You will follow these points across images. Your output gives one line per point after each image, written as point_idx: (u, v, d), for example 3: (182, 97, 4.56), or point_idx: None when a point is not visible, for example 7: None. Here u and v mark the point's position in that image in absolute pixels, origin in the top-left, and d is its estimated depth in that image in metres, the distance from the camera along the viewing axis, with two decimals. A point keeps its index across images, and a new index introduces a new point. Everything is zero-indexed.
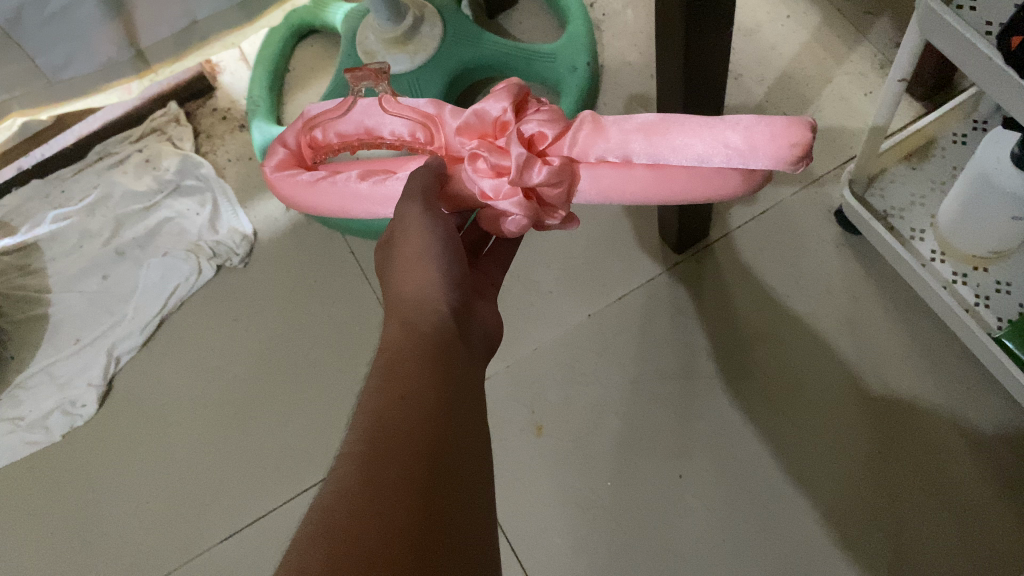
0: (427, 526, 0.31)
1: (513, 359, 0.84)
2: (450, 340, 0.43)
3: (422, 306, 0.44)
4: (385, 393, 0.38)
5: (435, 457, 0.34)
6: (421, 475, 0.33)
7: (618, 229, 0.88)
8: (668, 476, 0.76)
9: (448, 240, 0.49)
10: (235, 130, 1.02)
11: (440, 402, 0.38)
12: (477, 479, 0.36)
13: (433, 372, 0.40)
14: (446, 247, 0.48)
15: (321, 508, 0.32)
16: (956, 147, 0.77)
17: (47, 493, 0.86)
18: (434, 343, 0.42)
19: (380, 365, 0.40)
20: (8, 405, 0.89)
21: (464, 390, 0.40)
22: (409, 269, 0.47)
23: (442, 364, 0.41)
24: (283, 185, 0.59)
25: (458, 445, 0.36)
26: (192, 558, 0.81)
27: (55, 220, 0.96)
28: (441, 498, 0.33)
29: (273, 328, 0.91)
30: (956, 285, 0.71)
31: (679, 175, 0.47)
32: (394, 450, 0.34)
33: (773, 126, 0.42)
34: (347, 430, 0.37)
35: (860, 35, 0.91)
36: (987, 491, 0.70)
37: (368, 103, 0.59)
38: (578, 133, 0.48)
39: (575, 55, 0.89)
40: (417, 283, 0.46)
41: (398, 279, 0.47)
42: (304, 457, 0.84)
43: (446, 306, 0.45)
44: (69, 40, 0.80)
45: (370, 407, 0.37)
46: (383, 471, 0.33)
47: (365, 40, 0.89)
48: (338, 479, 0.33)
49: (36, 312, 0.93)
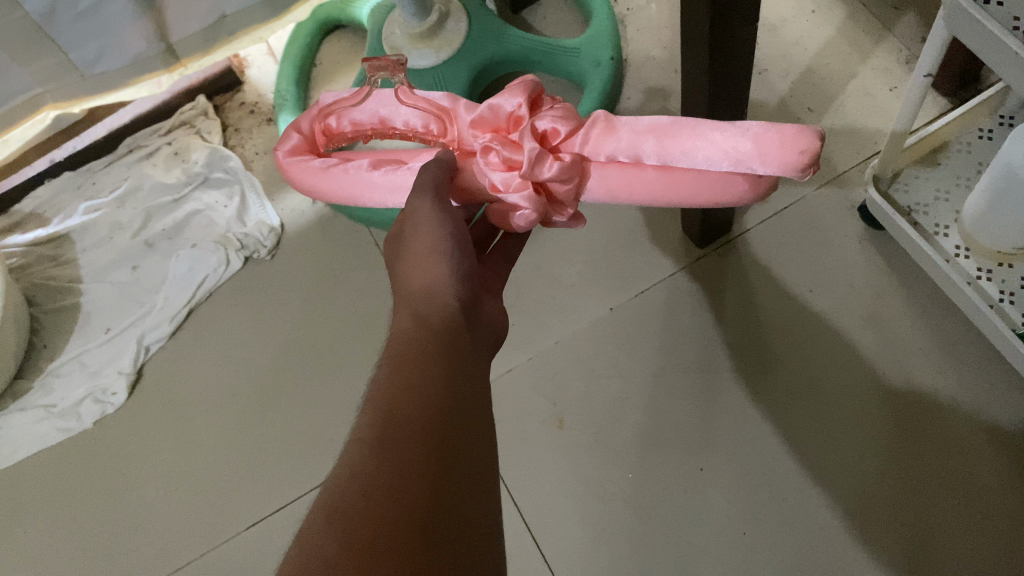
0: (438, 507, 0.33)
1: (534, 352, 0.85)
2: (459, 333, 0.44)
3: (430, 299, 0.45)
4: (396, 380, 0.39)
5: (443, 442, 0.36)
6: (430, 457, 0.35)
7: (641, 225, 0.88)
8: (690, 470, 0.77)
9: (457, 234, 0.49)
10: (262, 124, 1.03)
11: (449, 390, 0.39)
12: (484, 462, 0.37)
13: (441, 361, 0.41)
14: (454, 240, 0.48)
15: (336, 486, 0.33)
16: (982, 142, 0.77)
17: (77, 478, 0.88)
18: (443, 332, 0.43)
19: (391, 357, 0.41)
20: (39, 393, 0.90)
21: (470, 377, 0.41)
22: (420, 262, 0.47)
23: (451, 353, 0.42)
24: (294, 170, 0.59)
25: (466, 430, 0.38)
26: (219, 544, 0.82)
27: (86, 212, 0.98)
28: (449, 481, 0.34)
29: (299, 319, 0.92)
30: (980, 281, 0.71)
31: (687, 179, 0.47)
32: (404, 435, 0.35)
33: (783, 133, 0.43)
34: (360, 415, 0.38)
35: (885, 30, 0.91)
36: (1007, 489, 0.70)
37: (384, 93, 0.60)
38: (590, 132, 0.49)
39: (599, 49, 0.89)
40: (427, 274, 0.47)
41: (409, 272, 0.48)
42: (329, 446, 0.85)
43: (456, 299, 0.46)
44: (100, 35, 0.81)
45: (383, 393, 0.38)
46: (394, 455, 0.34)
47: (391, 35, 0.91)
48: (350, 461, 0.34)
49: (67, 302, 0.95)
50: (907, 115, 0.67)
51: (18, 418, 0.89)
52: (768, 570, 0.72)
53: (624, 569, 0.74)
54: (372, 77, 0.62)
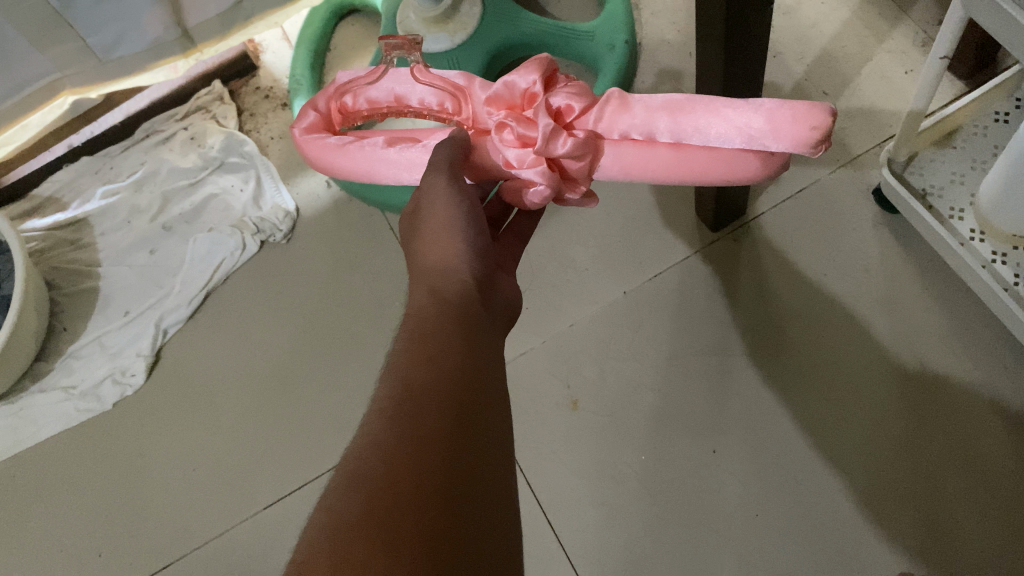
0: (457, 474, 0.33)
1: (549, 335, 0.86)
2: (474, 309, 0.44)
3: (447, 275, 0.46)
4: (413, 355, 0.39)
5: (462, 415, 0.36)
6: (448, 427, 0.35)
7: (655, 208, 0.88)
8: (704, 452, 0.77)
9: (473, 212, 0.50)
10: (277, 108, 1.04)
11: (467, 366, 0.39)
12: (499, 435, 0.38)
13: (458, 336, 0.41)
14: (469, 217, 0.49)
15: (356, 456, 0.34)
16: (998, 126, 0.76)
17: (97, 459, 0.89)
18: (459, 307, 0.44)
19: (409, 331, 0.42)
20: (61, 374, 0.92)
21: (487, 354, 0.42)
22: (436, 239, 0.48)
23: (467, 328, 0.43)
24: (310, 147, 0.59)
25: (483, 402, 0.38)
26: (238, 523, 0.84)
27: (104, 196, 0.99)
28: (468, 449, 0.35)
29: (316, 302, 0.93)
30: (995, 264, 0.71)
31: (700, 156, 0.48)
32: (424, 406, 0.36)
33: (796, 109, 0.43)
34: (379, 388, 0.38)
35: (901, 13, 0.91)
36: (1020, 470, 0.71)
37: (399, 71, 0.60)
38: (604, 109, 0.49)
39: (613, 32, 0.89)
40: (443, 253, 0.47)
41: (425, 247, 0.48)
42: (345, 428, 0.86)
43: (470, 276, 0.47)
44: (118, 22, 0.82)
45: (401, 368, 0.39)
46: (415, 426, 0.35)
47: (406, 19, 0.92)
48: (370, 432, 0.35)
49: (86, 285, 0.96)
50: (923, 98, 0.67)
51: (39, 400, 0.90)
52: (782, 550, 0.72)
53: (638, 548, 0.75)
54: (387, 56, 0.62)
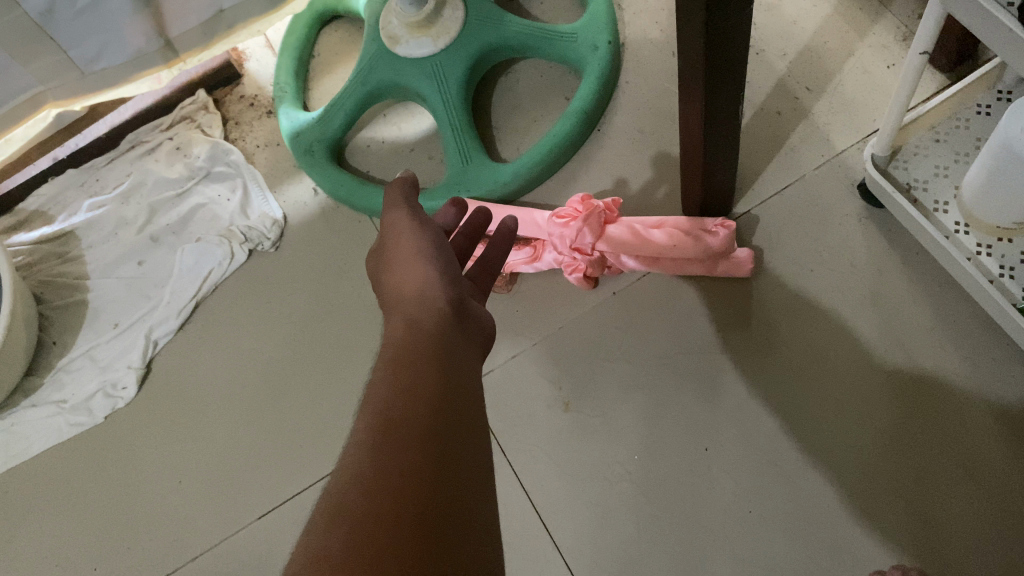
0: (438, 503, 0.34)
1: (540, 338, 0.86)
2: (449, 332, 0.45)
3: (423, 300, 0.47)
4: (392, 376, 0.40)
5: (441, 440, 0.37)
6: (427, 455, 0.35)
7: (642, 207, 0.88)
8: (696, 449, 0.78)
9: (439, 245, 0.54)
10: (262, 116, 1.04)
11: (446, 392, 0.40)
12: (480, 459, 0.38)
13: (435, 361, 0.42)
14: (434, 249, 0.53)
15: (334, 490, 0.34)
16: (980, 118, 0.77)
17: (91, 472, 0.89)
18: (435, 333, 0.44)
19: (387, 358, 0.42)
20: (51, 389, 0.91)
21: (463, 376, 0.42)
22: (409, 269, 0.51)
23: (443, 353, 0.43)
24: None
25: (462, 426, 0.38)
26: (233, 534, 0.84)
27: (91, 209, 0.99)
28: (447, 477, 0.35)
29: (306, 310, 0.93)
30: (980, 257, 0.72)
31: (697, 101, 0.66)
32: (403, 434, 0.36)
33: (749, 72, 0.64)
34: (358, 420, 0.38)
35: (882, 7, 0.91)
36: (1009, 461, 0.71)
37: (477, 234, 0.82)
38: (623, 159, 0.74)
39: (596, 33, 0.90)
40: (416, 280, 0.50)
41: (397, 279, 0.51)
42: (338, 435, 0.86)
43: (445, 300, 0.48)
44: (100, 33, 0.82)
45: (379, 399, 0.38)
46: (394, 456, 0.35)
47: (388, 24, 0.91)
48: (348, 464, 0.35)
49: (74, 298, 0.95)
50: (904, 92, 0.67)
51: (30, 414, 0.90)
52: (776, 547, 0.73)
53: (633, 548, 0.75)
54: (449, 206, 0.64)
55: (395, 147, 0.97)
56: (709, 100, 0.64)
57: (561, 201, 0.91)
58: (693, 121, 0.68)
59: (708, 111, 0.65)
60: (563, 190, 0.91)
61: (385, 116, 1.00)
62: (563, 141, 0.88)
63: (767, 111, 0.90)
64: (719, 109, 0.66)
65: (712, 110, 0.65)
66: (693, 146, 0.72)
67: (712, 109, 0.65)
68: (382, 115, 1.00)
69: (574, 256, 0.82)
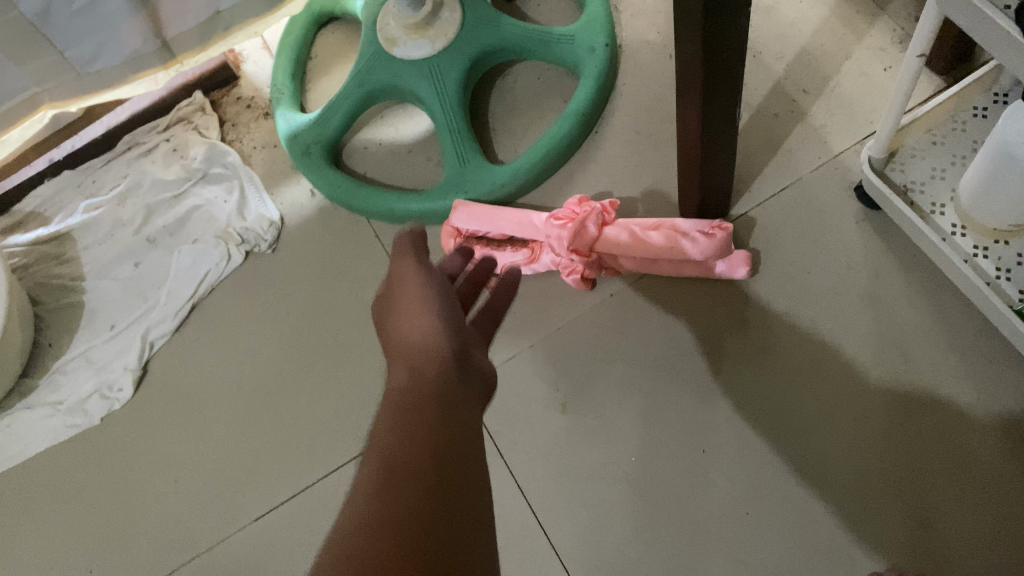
0: (436, 557, 0.33)
1: (538, 339, 0.86)
2: (453, 382, 0.45)
3: (428, 353, 0.46)
4: (394, 433, 0.39)
5: (440, 492, 0.36)
6: (426, 509, 0.35)
7: (639, 209, 0.88)
8: (693, 451, 0.78)
9: (445, 295, 0.52)
10: (260, 118, 1.04)
11: (448, 443, 0.39)
12: (480, 513, 0.37)
13: (438, 410, 0.41)
14: (441, 298, 0.51)
15: (332, 542, 0.34)
16: (977, 120, 0.77)
17: (87, 473, 0.88)
18: (438, 383, 0.44)
19: (390, 406, 0.42)
20: (47, 390, 0.91)
21: (465, 428, 0.42)
22: (414, 319, 0.50)
23: (446, 403, 0.42)
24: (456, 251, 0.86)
25: (463, 476, 0.38)
26: (230, 535, 0.84)
27: (87, 210, 0.99)
28: (447, 531, 0.35)
29: (303, 311, 0.93)
30: (977, 259, 0.72)
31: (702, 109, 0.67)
32: (403, 486, 0.36)
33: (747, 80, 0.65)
34: (361, 468, 0.38)
35: (879, 10, 0.91)
36: (1006, 463, 0.71)
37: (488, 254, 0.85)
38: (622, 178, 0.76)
39: (593, 35, 0.90)
40: (421, 329, 0.49)
41: (402, 328, 0.50)
42: (336, 436, 0.86)
43: (449, 351, 0.47)
44: (96, 34, 0.82)
45: (382, 449, 0.38)
46: (391, 509, 0.34)
47: (387, 25, 0.91)
48: (347, 515, 0.35)
49: (71, 299, 0.95)
50: (901, 94, 0.68)
51: (26, 416, 0.89)
52: (774, 549, 0.73)
53: (631, 549, 0.75)
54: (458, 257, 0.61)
55: (392, 149, 0.97)
56: (707, 102, 0.64)
57: (559, 203, 0.91)
58: (691, 123, 0.68)
59: (706, 112, 0.65)
60: (561, 192, 0.91)
61: (383, 117, 1.00)
62: (561, 143, 0.88)
63: (764, 113, 0.90)
64: (716, 111, 0.66)
65: (709, 112, 0.65)
66: (691, 147, 0.71)
67: (709, 111, 0.65)
68: (379, 117, 1.00)
69: (571, 257, 0.81)
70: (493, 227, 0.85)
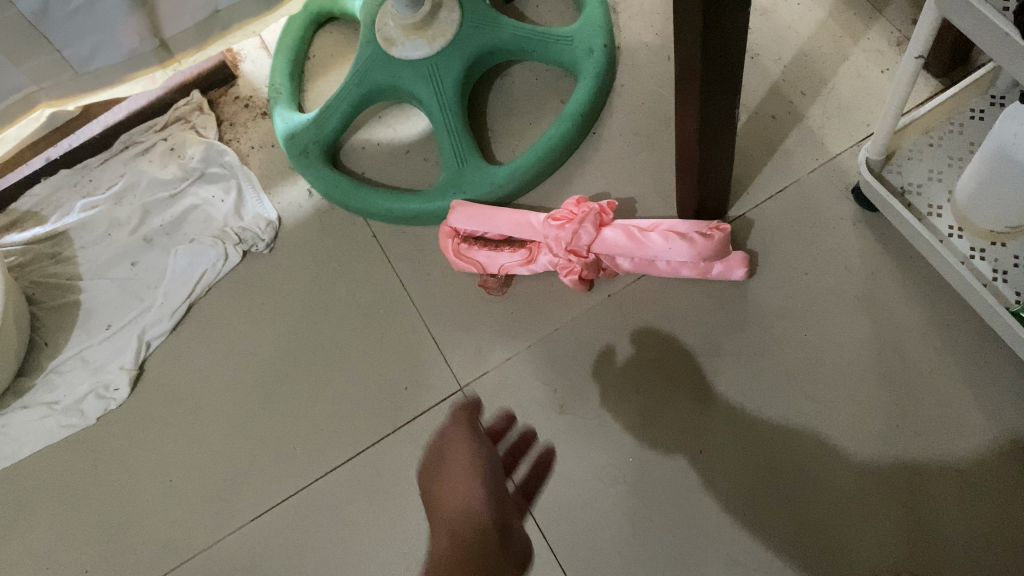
0: None
1: (536, 339, 0.85)
2: (487, 538, 0.58)
3: (467, 522, 0.60)
4: None
5: None
6: None
7: (637, 210, 0.88)
8: (690, 452, 0.78)
9: (489, 458, 0.66)
10: (257, 117, 1.04)
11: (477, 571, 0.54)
12: None
13: (468, 558, 0.56)
14: (484, 464, 0.65)
15: None
16: (974, 123, 0.77)
17: (82, 474, 0.88)
18: (476, 545, 0.57)
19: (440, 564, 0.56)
20: (43, 391, 0.90)
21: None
22: (456, 488, 0.63)
23: (486, 558, 0.56)
24: (452, 253, 0.86)
25: None
26: (226, 535, 0.83)
27: (84, 209, 0.99)
28: None
29: (300, 312, 0.93)
30: (973, 260, 0.72)
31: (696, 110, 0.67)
32: None
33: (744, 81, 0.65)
34: None
35: (875, 13, 0.92)
36: (1002, 464, 0.72)
37: (484, 255, 0.85)
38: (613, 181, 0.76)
39: (591, 37, 0.90)
40: (463, 497, 0.62)
41: (445, 493, 0.64)
42: (333, 437, 0.86)
43: (489, 517, 0.60)
44: (93, 33, 0.82)
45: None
46: None
47: (384, 26, 0.91)
48: None
49: (67, 299, 0.95)
50: (898, 98, 0.68)
51: (21, 416, 0.89)
52: (771, 550, 0.73)
53: (628, 550, 0.75)
54: (474, 421, 0.69)
55: (390, 149, 0.97)
56: (706, 104, 0.64)
57: (557, 204, 0.91)
58: (689, 125, 0.68)
59: (705, 115, 0.65)
60: (559, 192, 0.91)
61: (381, 117, 1.00)
62: (558, 144, 0.88)
63: (761, 115, 0.90)
64: (715, 114, 0.66)
65: (708, 114, 0.65)
66: (689, 149, 0.72)
67: (708, 113, 0.65)
68: (377, 117, 1.00)
69: (569, 258, 0.81)
70: (491, 228, 0.84)
